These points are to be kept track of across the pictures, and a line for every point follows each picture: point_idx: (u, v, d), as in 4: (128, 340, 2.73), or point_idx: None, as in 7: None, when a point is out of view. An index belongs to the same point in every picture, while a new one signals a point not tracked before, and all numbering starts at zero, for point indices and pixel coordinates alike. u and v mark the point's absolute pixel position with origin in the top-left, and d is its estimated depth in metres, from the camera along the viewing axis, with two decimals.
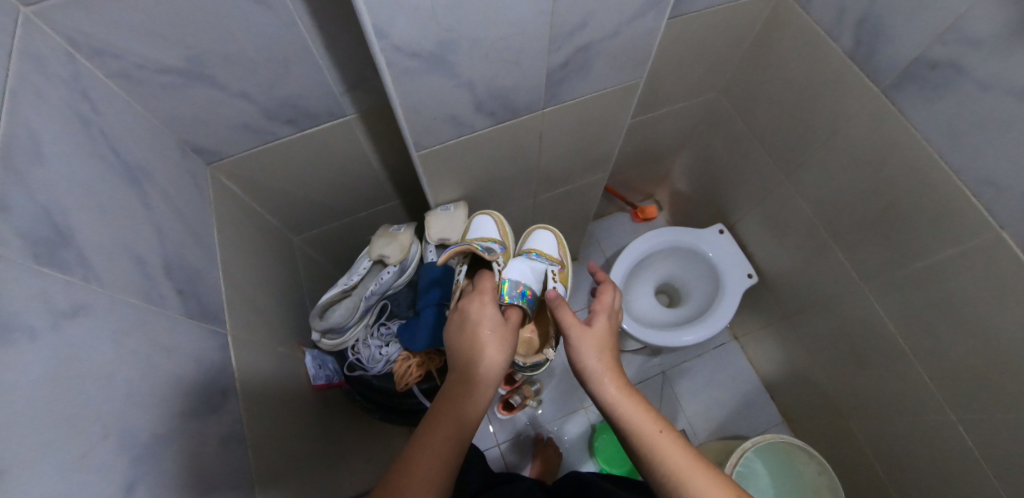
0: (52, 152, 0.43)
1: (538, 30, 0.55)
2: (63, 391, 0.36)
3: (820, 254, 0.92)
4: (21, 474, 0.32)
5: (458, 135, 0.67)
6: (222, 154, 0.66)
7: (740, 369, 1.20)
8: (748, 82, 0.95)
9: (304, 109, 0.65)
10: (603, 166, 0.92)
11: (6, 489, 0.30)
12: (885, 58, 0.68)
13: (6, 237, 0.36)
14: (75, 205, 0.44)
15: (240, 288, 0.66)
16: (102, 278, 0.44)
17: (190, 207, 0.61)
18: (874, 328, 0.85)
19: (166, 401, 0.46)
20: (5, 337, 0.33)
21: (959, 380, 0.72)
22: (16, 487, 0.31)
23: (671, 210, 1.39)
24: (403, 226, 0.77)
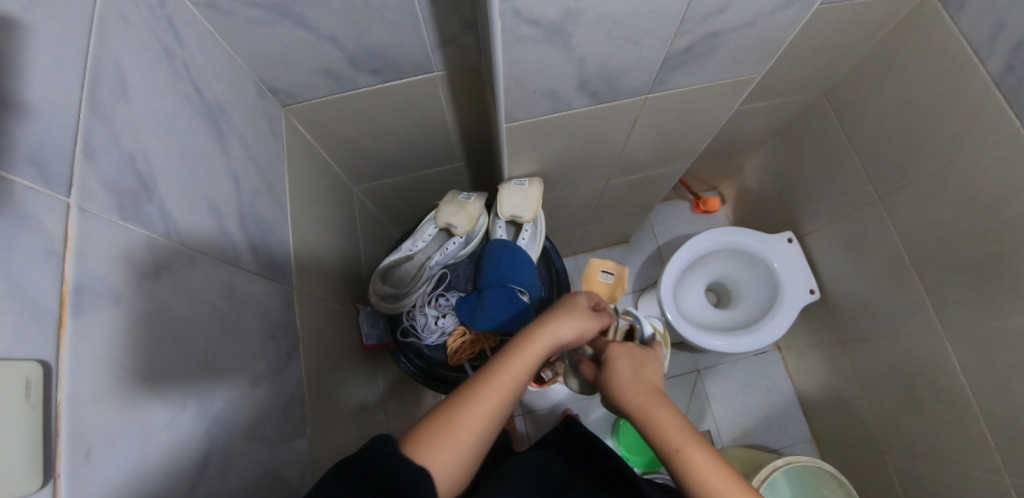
0: (139, 88, 0.39)
1: (673, 10, 0.48)
2: (145, 359, 0.35)
3: (897, 288, 0.86)
4: (106, 447, 0.31)
5: (552, 112, 0.61)
6: (298, 97, 0.62)
7: (775, 380, 1.18)
8: (858, 87, 0.85)
9: (390, 60, 0.59)
10: (687, 157, 0.85)
11: (91, 467, 0.29)
12: None
13: (91, 189, 0.33)
14: (160, 151, 0.40)
15: (306, 241, 0.65)
16: (184, 235, 0.41)
17: (265, 154, 0.57)
18: (939, 377, 0.80)
19: (238, 365, 0.46)
20: (89, 304, 0.31)
21: None
22: (101, 463, 0.30)
23: (734, 205, 1.31)
24: (473, 195, 0.75)
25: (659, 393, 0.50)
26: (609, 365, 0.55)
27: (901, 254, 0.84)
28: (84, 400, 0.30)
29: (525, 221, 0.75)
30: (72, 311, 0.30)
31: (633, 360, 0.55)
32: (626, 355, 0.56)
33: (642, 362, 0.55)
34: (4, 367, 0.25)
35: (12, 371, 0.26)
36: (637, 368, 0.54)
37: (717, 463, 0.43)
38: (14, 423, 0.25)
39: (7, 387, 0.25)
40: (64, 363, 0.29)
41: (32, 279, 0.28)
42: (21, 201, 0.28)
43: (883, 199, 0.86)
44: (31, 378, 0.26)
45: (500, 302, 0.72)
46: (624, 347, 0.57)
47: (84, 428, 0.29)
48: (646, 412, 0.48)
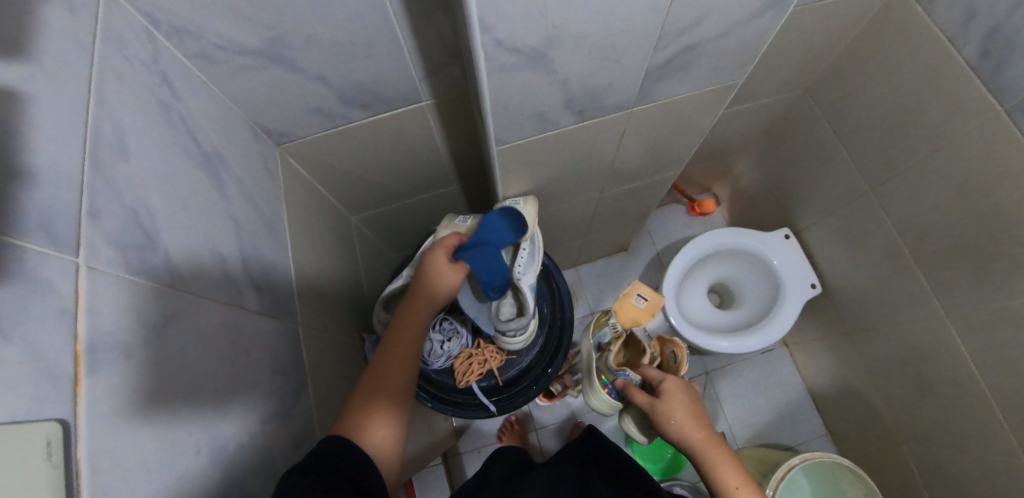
0: (138, 144, 0.40)
1: (649, 27, 0.50)
2: (157, 410, 0.36)
3: (898, 276, 0.86)
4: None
5: (541, 132, 0.63)
6: (292, 135, 0.64)
7: (785, 377, 1.18)
8: (839, 83, 0.86)
9: (379, 93, 0.61)
10: (677, 163, 0.86)
11: None
12: (1015, 76, 0.61)
13: (98, 247, 0.33)
14: (161, 202, 0.41)
15: (308, 275, 0.66)
16: (188, 282, 0.42)
17: (262, 194, 0.59)
18: (947, 362, 0.80)
19: (248, 405, 0.46)
20: (101, 360, 0.32)
21: None
22: None
23: (729, 206, 1.32)
24: (469, 218, 0.76)
25: (721, 443, 0.63)
26: (667, 399, 0.67)
27: (897, 243, 0.85)
28: (102, 454, 0.30)
29: (522, 239, 0.74)
30: (87, 368, 0.30)
31: (697, 410, 0.66)
32: (687, 402, 0.66)
33: (701, 412, 0.66)
34: (21, 430, 0.26)
35: (32, 432, 0.26)
36: (698, 417, 0.65)
37: None
38: (36, 484, 0.26)
39: (26, 450, 0.26)
40: (82, 421, 0.29)
41: (45, 340, 0.28)
42: (32, 266, 0.29)
43: (874, 190, 0.87)
44: (52, 438, 0.27)
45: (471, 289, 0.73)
46: (678, 380, 0.70)
47: (106, 481, 0.30)
48: (712, 460, 0.61)
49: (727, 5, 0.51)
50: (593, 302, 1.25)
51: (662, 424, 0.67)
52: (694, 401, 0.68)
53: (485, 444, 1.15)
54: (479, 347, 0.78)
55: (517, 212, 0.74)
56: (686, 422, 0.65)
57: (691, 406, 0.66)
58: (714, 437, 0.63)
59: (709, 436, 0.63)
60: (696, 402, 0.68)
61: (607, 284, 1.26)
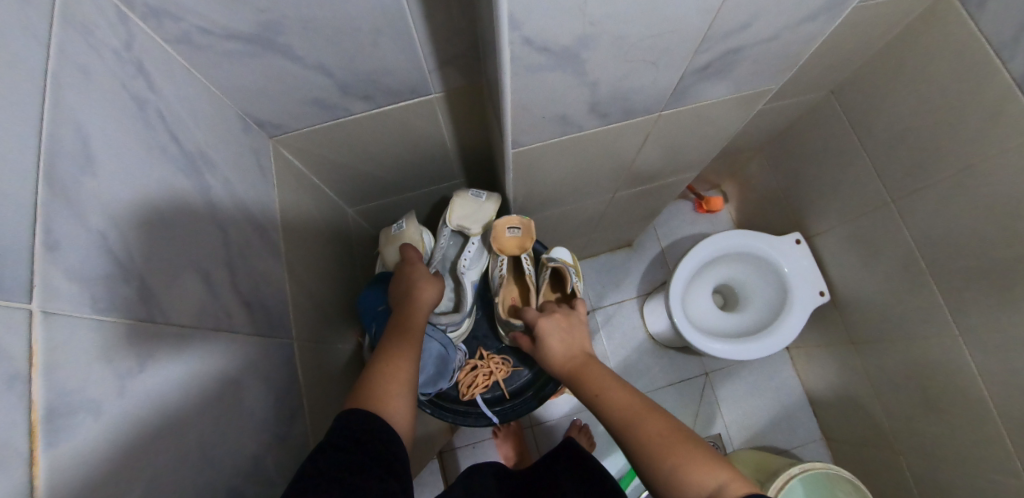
0: (106, 149, 0.34)
1: (694, 30, 0.44)
2: (128, 469, 0.31)
3: (912, 291, 0.84)
4: None
5: (561, 134, 0.57)
6: (287, 127, 0.58)
7: (784, 380, 1.18)
8: (869, 86, 0.81)
9: (385, 85, 0.54)
10: (696, 166, 0.81)
11: None
12: None
13: (60, 288, 0.28)
14: (134, 216, 0.36)
15: (302, 282, 0.61)
16: (169, 310, 0.37)
17: (254, 195, 0.53)
18: (955, 382, 0.79)
19: (235, 442, 0.42)
20: (60, 426, 0.27)
21: None
22: None
23: (737, 204, 1.28)
24: (404, 221, 0.71)
25: (594, 365, 0.58)
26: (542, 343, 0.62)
27: (913, 259, 0.82)
28: None
29: (476, 232, 0.66)
30: (44, 440, 0.26)
31: (574, 339, 0.62)
32: (563, 338, 0.62)
33: (577, 341, 0.62)
34: None
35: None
36: (574, 348, 0.61)
37: (633, 401, 0.50)
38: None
39: None
40: None
41: None
42: None
43: (895, 201, 0.84)
44: None
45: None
46: (554, 318, 0.64)
47: None
48: (586, 378, 0.56)
49: (783, 6, 0.45)
50: (596, 297, 1.22)
51: (544, 363, 0.63)
52: (570, 334, 0.63)
53: (480, 439, 1.13)
54: (482, 358, 0.74)
55: (475, 204, 0.66)
56: (561, 359, 0.60)
57: (562, 342, 0.62)
58: (590, 360, 0.59)
59: (585, 363, 0.59)
60: (578, 334, 0.63)
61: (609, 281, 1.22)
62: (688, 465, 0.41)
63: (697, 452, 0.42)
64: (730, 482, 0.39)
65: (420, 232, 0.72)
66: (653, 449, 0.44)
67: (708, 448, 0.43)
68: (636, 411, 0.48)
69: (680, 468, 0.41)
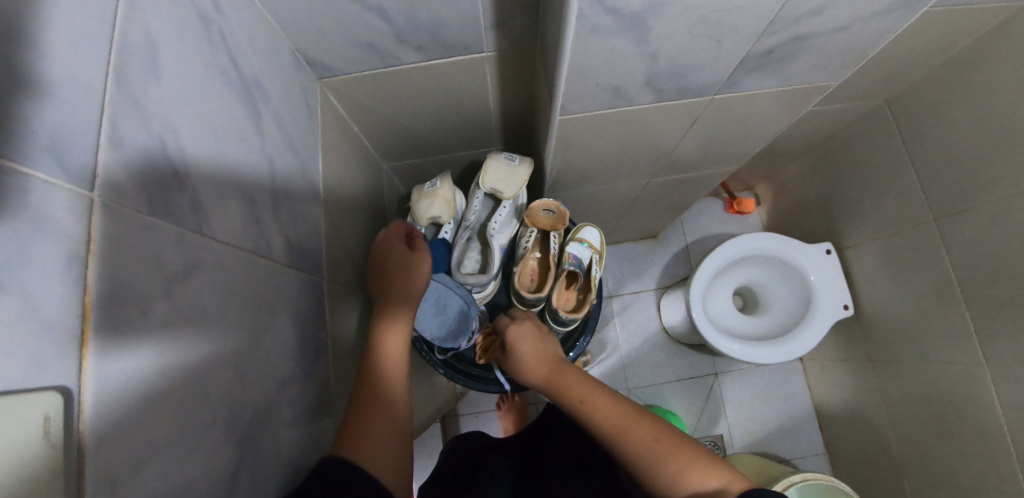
0: (170, 59, 0.34)
1: (766, 9, 0.43)
2: (174, 371, 0.31)
3: (942, 315, 0.82)
4: (131, 483, 0.27)
5: (611, 107, 0.56)
6: (336, 70, 0.58)
7: (793, 391, 1.17)
8: (926, 99, 0.78)
9: (439, 37, 0.54)
10: (738, 160, 0.79)
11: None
12: None
13: (121, 185, 0.29)
14: (191, 130, 0.36)
15: (335, 226, 0.61)
16: (216, 228, 0.37)
17: (300, 133, 0.53)
18: (974, 412, 0.78)
19: (268, 366, 0.43)
20: (113, 316, 0.27)
21: None
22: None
23: (768, 208, 1.26)
24: (438, 179, 0.69)
25: (568, 370, 0.57)
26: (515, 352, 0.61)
27: (949, 282, 0.80)
28: (110, 427, 0.26)
29: (509, 197, 0.66)
30: (96, 326, 0.26)
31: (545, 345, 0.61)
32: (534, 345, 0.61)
33: (549, 347, 0.61)
34: (15, 405, 0.22)
35: (28, 405, 0.22)
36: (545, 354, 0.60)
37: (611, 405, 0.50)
38: (23, 466, 0.22)
39: (22, 425, 0.22)
40: (89, 391, 0.25)
41: (50, 292, 0.24)
42: (38, 201, 0.24)
43: (937, 220, 0.81)
44: (51, 414, 0.23)
45: (435, 301, 0.64)
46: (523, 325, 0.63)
47: (111, 460, 0.26)
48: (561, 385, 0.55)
49: None
50: (614, 285, 1.21)
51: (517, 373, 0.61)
52: (542, 342, 0.62)
53: (483, 410, 1.15)
54: None
55: (508, 168, 0.65)
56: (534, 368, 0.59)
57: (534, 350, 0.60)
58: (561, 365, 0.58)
59: (556, 369, 0.57)
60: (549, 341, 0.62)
61: (629, 271, 1.21)
62: (685, 469, 0.44)
63: (692, 455, 0.45)
64: (727, 482, 0.42)
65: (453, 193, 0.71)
66: (651, 459, 0.45)
67: (703, 452, 0.45)
68: (626, 418, 0.49)
69: (681, 474, 0.44)
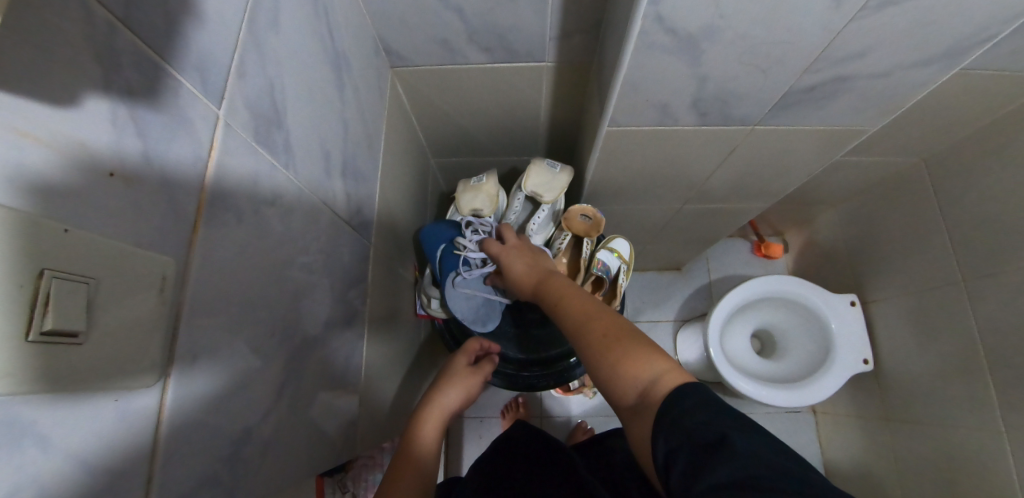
0: (287, 20, 0.40)
1: (812, 46, 0.46)
2: (250, 282, 0.35)
3: (963, 380, 0.81)
4: (206, 359, 0.30)
5: (657, 124, 0.60)
6: (409, 62, 0.64)
7: (803, 443, 1.15)
8: (963, 163, 0.80)
9: (507, 43, 0.59)
10: (771, 197, 0.82)
11: (190, 379, 0.29)
12: None
13: (238, 111, 0.34)
14: (292, 82, 0.41)
15: (386, 200, 0.66)
16: (297, 170, 0.42)
17: (371, 109, 0.59)
18: (991, 485, 0.75)
19: (321, 307, 0.47)
20: (215, 215, 0.31)
21: None
22: (201, 373, 0.30)
23: (796, 256, 1.27)
24: (485, 175, 0.72)
25: (547, 271, 0.59)
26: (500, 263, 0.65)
27: (976, 348, 0.79)
28: (200, 307, 0.29)
29: (547, 202, 0.69)
30: (204, 219, 0.30)
31: (522, 252, 0.64)
32: (517, 249, 0.64)
33: (530, 250, 0.64)
34: (144, 256, 0.25)
35: (153, 262, 0.26)
36: (528, 255, 0.63)
37: (581, 302, 0.52)
38: (141, 310, 0.25)
39: (141, 276, 0.25)
40: (192, 269, 0.29)
41: (179, 178, 0.28)
42: (184, 102, 0.29)
43: (967, 283, 0.81)
44: (167, 275, 0.26)
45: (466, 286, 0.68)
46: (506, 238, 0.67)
47: (196, 333, 0.29)
48: (541, 284, 0.58)
49: (903, 42, 0.47)
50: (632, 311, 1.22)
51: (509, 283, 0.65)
52: (525, 252, 0.64)
53: (488, 415, 1.15)
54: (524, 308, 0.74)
55: (550, 175, 0.69)
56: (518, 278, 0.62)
57: (517, 256, 0.63)
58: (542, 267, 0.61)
59: (540, 275, 0.59)
60: (530, 250, 0.64)
61: (649, 299, 1.23)
62: (628, 363, 0.42)
63: (639, 350, 0.43)
64: (666, 373, 0.39)
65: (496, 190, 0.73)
66: (601, 351, 0.45)
67: (654, 350, 0.42)
68: (592, 317, 0.49)
69: (624, 366, 0.42)
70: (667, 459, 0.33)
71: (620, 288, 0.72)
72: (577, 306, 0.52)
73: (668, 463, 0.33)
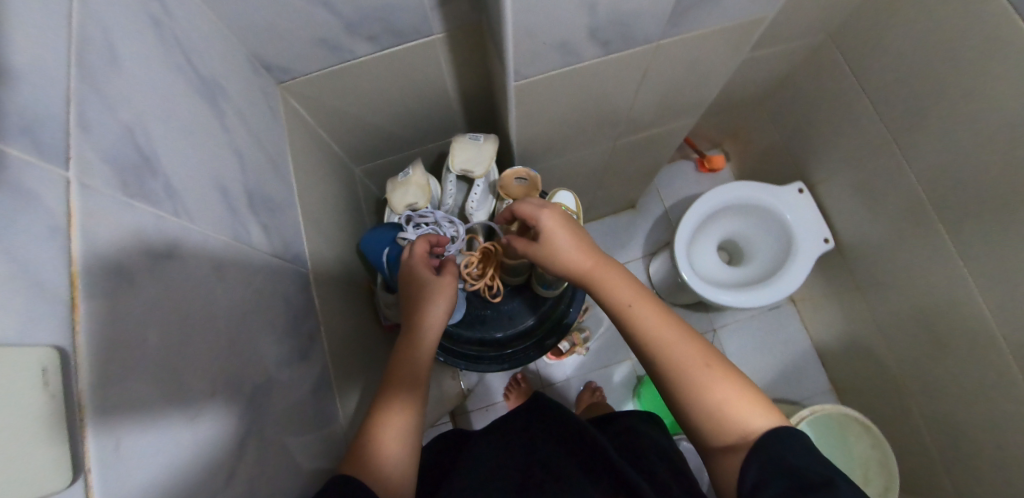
0: (126, 55, 0.36)
1: None
2: (166, 346, 0.32)
3: (916, 232, 0.84)
4: (130, 441, 0.27)
5: (564, 66, 0.58)
6: (294, 72, 0.59)
7: (790, 334, 1.20)
8: (860, 28, 0.82)
9: (389, 24, 0.56)
10: (696, 110, 0.82)
11: (117, 466, 0.26)
12: None
13: (93, 167, 0.30)
14: (154, 121, 0.37)
15: (314, 221, 0.62)
16: (193, 214, 0.38)
17: (265, 131, 0.55)
18: (962, 319, 0.79)
19: (268, 348, 0.44)
20: (100, 285, 0.28)
21: None
22: (130, 457, 0.27)
23: (738, 161, 1.30)
24: (410, 168, 0.69)
25: (613, 268, 0.54)
26: (546, 241, 0.56)
27: (919, 200, 0.82)
28: (107, 389, 0.26)
29: (479, 176, 0.67)
30: (85, 293, 0.27)
31: (576, 236, 0.56)
32: (569, 231, 0.56)
33: (585, 238, 0.56)
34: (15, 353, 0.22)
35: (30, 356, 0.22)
36: (583, 243, 0.56)
37: (656, 316, 0.50)
38: (28, 413, 0.22)
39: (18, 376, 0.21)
40: (83, 352, 0.25)
41: (38, 256, 0.24)
42: (18, 171, 0.25)
43: (897, 140, 0.83)
44: (49, 367, 0.23)
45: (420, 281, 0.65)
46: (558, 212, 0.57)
47: (110, 418, 0.26)
48: (601, 284, 0.54)
49: None
50: None
51: (548, 264, 0.57)
52: (580, 237, 0.56)
53: (492, 402, 1.15)
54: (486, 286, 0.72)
55: (475, 147, 0.67)
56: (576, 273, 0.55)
57: (569, 244, 0.55)
58: (604, 261, 0.55)
59: (609, 272, 0.54)
60: (583, 234, 0.57)
61: (614, 244, 1.23)
62: (729, 403, 0.44)
63: (736, 387, 0.44)
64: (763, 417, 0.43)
65: (426, 179, 0.70)
66: (696, 382, 0.45)
67: (751, 388, 0.45)
68: (676, 337, 0.48)
69: (725, 402, 0.44)
70: (760, 487, 0.38)
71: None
72: (656, 321, 0.50)
73: (763, 487, 0.37)
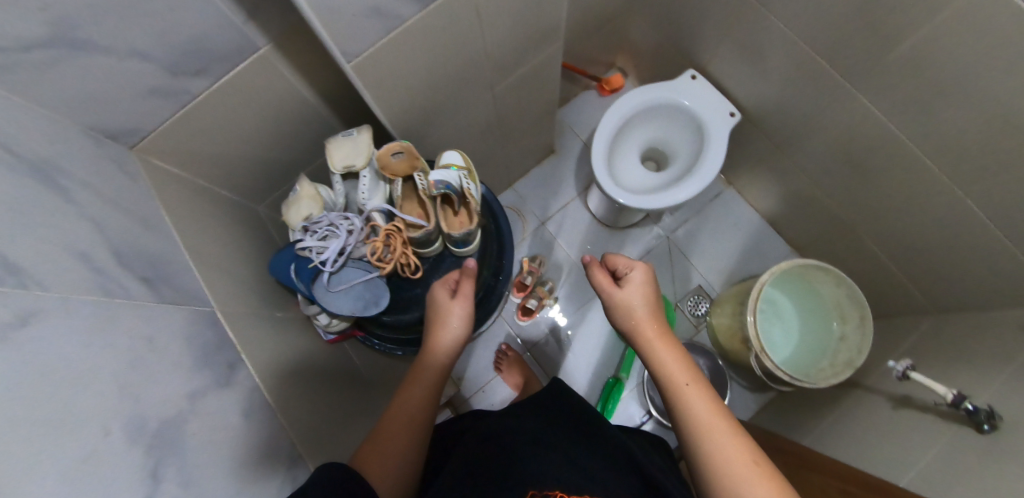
0: None
1: None
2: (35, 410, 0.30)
3: (803, 76, 0.86)
4: None
5: (386, 32, 0.57)
6: (142, 131, 0.60)
7: (739, 215, 1.22)
8: None
9: (210, 53, 0.56)
10: (555, 35, 0.79)
11: None
12: None
13: None
14: None
15: (219, 264, 0.63)
16: (44, 282, 0.37)
17: (127, 193, 0.55)
18: (870, 136, 0.81)
19: (189, 383, 0.45)
20: None
21: (971, 164, 0.69)
22: None
23: (636, 74, 1.31)
24: (297, 184, 0.71)
25: (673, 342, 0.55)
26: (624, 296, 0.59)
27: (794, 44, 0.82)
28: None
29: (361, 167, 0.67)
30: None
31: (647, 303, 0.58)
32: (646, 295, 0.59)
33: (658, 307, 0.59)
34: None
35: None
36: (658, 318, 0.58)
37: (707, 399, 0.49)
38: None
39: None
40: None
41: None
42: None
43: None
44: None
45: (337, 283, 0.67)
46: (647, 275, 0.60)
47: None
48: (652, 350, 0.55)
49: None
50: (541, 212, 1.23)
51: (616, 320, 0.60)
52: (647, 303, 0.58)
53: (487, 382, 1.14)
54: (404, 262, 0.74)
55: (350, 141, 0.68)
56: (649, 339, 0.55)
57: (640, 311, 0.58)
58: (668, 336, 0.56)
59: (668, 346, 0.55)
60: (654, 301, 0.59)
61: (549, 193, 1.24)
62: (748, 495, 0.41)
63: (771, 488, 0.41)
64: None
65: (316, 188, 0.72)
66: (722, 461, 0.43)
67: (780, 486, 0.42)
68: (713, 417, 0.47)
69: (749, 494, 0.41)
70: None
71: (472, 196, 0.70)
72: (708, 408, 0.48)
73: None
